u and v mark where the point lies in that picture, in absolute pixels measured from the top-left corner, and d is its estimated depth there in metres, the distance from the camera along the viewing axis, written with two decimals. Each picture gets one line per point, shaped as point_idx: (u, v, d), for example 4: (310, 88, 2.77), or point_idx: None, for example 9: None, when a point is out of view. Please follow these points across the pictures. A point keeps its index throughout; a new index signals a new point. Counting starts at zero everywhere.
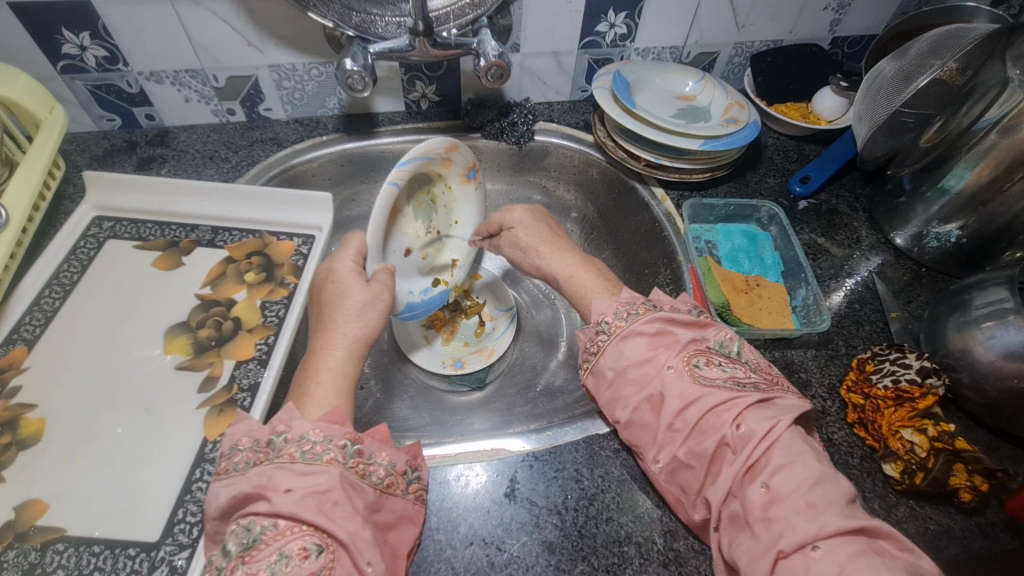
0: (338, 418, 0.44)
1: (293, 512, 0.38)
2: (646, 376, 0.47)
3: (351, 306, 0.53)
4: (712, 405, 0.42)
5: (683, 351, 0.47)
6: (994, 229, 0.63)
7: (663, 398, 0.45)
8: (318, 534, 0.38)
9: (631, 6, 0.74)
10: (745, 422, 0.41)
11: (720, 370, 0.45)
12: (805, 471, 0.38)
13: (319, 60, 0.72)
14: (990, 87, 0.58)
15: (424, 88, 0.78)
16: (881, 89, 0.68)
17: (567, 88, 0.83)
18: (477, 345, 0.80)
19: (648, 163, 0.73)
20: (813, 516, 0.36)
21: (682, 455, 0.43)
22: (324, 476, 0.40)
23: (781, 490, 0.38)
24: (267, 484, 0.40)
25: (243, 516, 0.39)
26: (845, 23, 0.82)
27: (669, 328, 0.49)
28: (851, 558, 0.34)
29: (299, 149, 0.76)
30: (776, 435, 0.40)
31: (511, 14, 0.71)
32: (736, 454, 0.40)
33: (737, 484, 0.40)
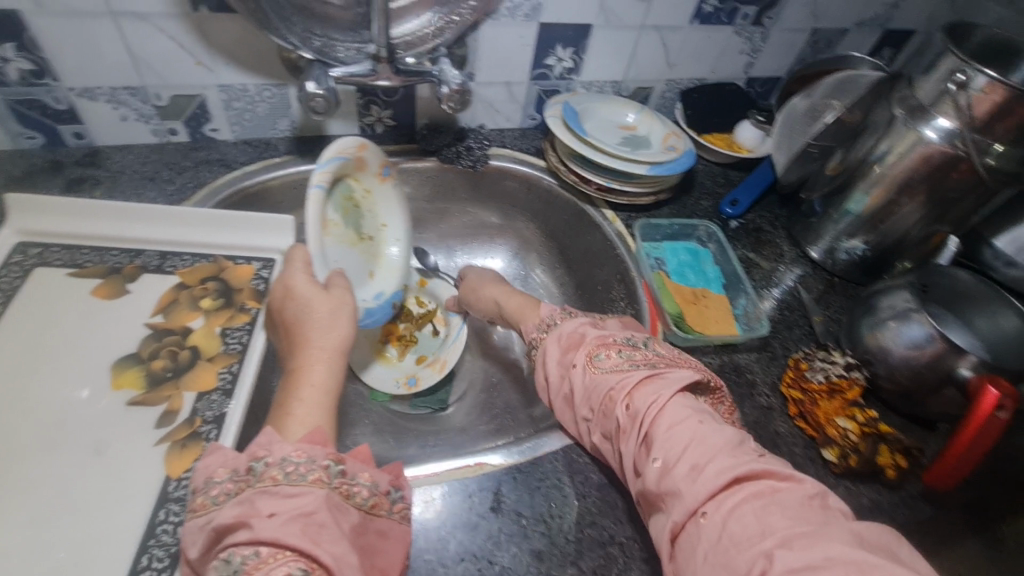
0: (319, 438, 0.43)
1: (275, 537, 0.36)
2: (563, 378, 0.51)
3: (317, 317, 0.52)
4: (607, 391, 0.46)
5: (586, 346, 0.51)
6: (890, 243, 0.73)
7: (574, 395, 0.50)
8: (303, 559, 0.36)
9: (577, 43, 0.80)
10: (632, 401, 0.44)
11: (618, 356, 0.49)
12: (684, 436, 0.40)
13: (272, 82, 0.70)
14: (880, 126, 0.68)
15: (379, 112, 0.78)
16: (794, 125, 0.79)
17: (517, 116, 0.87)
18: (432, 355, 0.82)
19: (599, 187, 0.79)
20: (691, 480, 0.38)
21: (601, 440, 0.47)
22: (309, 497, 0.39)
23: (666, 460, 0.40)
24: (250, 509, 0.38)
25: (222, 550, 0.37)
26: (757, 66, 0.94)
27: (581, 330, 0.53)
28: (731, 514, 0.35)
29: (250, 171, 0.73)
30: (658, 407, 0.43)
31: (467, 45, 0.75)
32: (630, 433, 0.43)
33: (639, 461, 0.42)
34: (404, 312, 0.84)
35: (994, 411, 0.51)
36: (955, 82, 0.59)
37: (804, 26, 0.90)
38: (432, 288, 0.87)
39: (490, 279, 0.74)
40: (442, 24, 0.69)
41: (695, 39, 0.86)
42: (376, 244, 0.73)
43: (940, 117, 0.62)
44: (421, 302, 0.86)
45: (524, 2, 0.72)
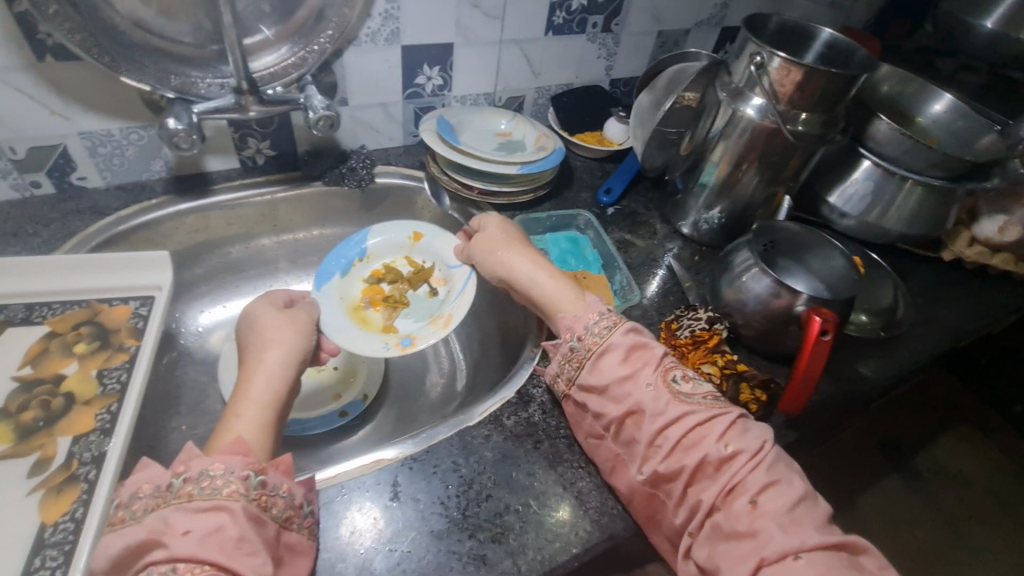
0: (240, 449, 0.45)
1: (190, 552, 0.37)
2: (626, 392, 0.53)
3: (270, 325, 0.59)
4: (693, 425, 0.50)
5: (659, 366, 0.54)
6: (741, 210, 0.83)
7: (643, 412, 0.52)
8: (221, 575, 0.37)
9: (443, 61, 0.85)
10: (731, 443, 0.49)
11: (696, 385, 0.53)
12: (789, 492, 0.46)
13: (138, 125, 0.71)
14: (713, 106, 0.76)
15: (257, 144, 0.80)
16: (642, 116, 0.86)
17: (399, 134, 0.91)
18: (430, 316, 0.73)
19: (480, 191, 0.84)
20: (793, 533, 0.43)
21: (661, 468, 0.50)
22: (222, 513, 0.40)
23: (766, 505, 0.45)
24: (161, 529, 0.39)
25: (139, 569, 0.38)
26: (616, 68, 1.03)
27: (643, 341, 0.55)
28: (828, 571, 0.41)
29: (124, 215, 0.73)
30: (759, 455, 0.48)
31: (334, 72, 0.78)
32: (720, 473, 0.48)
33: (722, 500, 0.47)
34: (392, 273, 0.77)
35: (820, 335, 0.59)
36: (755, 63, 0.68)
37: (649, 29, 1.00)
38: (430, 243, 0.80)
39: (516, 239, 0.68)
40: (303, 55, 0.73)
41: (554, 49, 0.94)
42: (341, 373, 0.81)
43: (755, 96, 0.71)
44: (413, 261, 0.79)
45: (382, 27, 0.77)
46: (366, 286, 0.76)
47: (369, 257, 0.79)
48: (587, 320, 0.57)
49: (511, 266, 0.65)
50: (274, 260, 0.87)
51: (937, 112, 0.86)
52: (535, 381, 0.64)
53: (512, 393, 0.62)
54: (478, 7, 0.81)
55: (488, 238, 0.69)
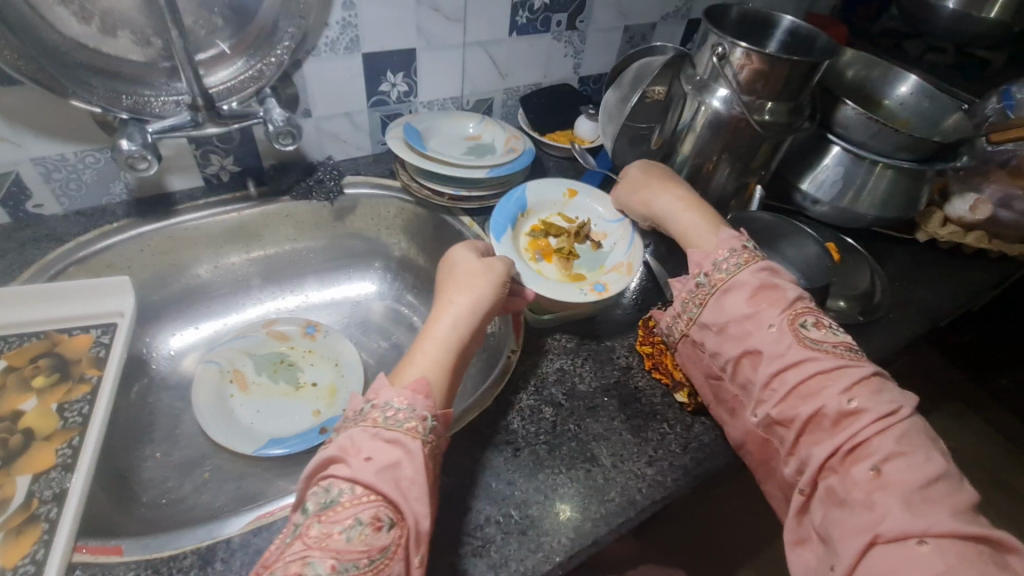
0: (421, 389, 0.50)
1: (370, 481, 0.43)
2: (746, 332, 0.56)
3: (460, 271, 0.60)
4: (814, 372, 0.51)
5: (787, 310, 0.56)
6: (714, 203, 0.83)
7: (762, 354, 0.54)
8: (389, 508, 0.43)
9: (406, 67, 0.84)
10: (856, 399, 0.49)
11: (828, 334, 0.54)
12: (919, 467, 0.45)
13: (93, 147, 0.69)
14: (681, 100, 0.76)
15: (221, 160, 0.78)
16: (610, 113, 0.85)
17: (367, 143, 0.90)
18: (604, 266, 0.73)
19: (450, 197, 0.82)
20: (922, 512, 0.43)
21: (775, 413, 0.52)
22: (398, 450, 0.45)
23: (891, 474, 0.45)
24: (348, 448, 0.45)
25: (323, 479, 0.44)
26: (584, 66, 1.03)
27: (774, 284, 0.57)
28: (957, 559, 0.40)
29: (85, 240, 0.71)
30: (890, 420, 0.48)
31: (294, 83, 0.77)
32: (841, 428, 0.49)
33: (841, 462, 0.48)
34: (556, 226, 0.76)
35: None
36: (717, 54, 0.68)
37: (615, 26, 1.00)
38: (581, 202, 0.81)
39: (660, 181, 0.72)
40: (259, 68, 0.70)
41: (519, 50, 0.93)
42: (320, 389, 0.78)
43: (720, 88, 0.71)
44: (568, 217, 0.79)
45: (340, 36, 0.75)
46: (531, 239, 0.75)
47: (529, 211, 0.78)
48: (717, 257, 0.61)
49: (653, 205, 0.71)
50: (246, 278, 0.85)
51: (903, 95, 0.86)
52: (513, 388, 0.63)
53: (490, 401, 0.61)
54: (438, 10, 0.80)
55: (631, 177, 0.74)
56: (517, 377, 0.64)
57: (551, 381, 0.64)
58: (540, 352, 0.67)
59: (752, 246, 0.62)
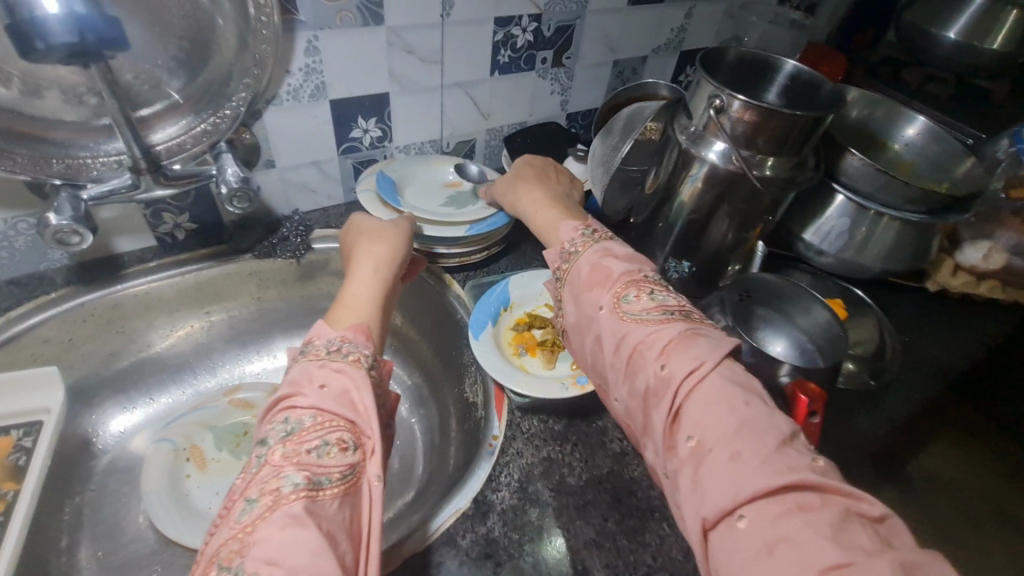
0: (360, 332, 0.51)
1: (332, 407, 0.43)
2: (588, 320, 0.53)
3: (367, 229, 0.64)
4: (637, 344, 0.48)
5: (615, 288, 0.53)
6: (712, 257, 0.77)
7: (601, 339, 0.51)
8: (351, 430, 0.43)
9: (379, 112, 0.78)
10: (669, 364, 0.45)
11: (648, 301, 0.51)
12: (725, 423, 0.41)
13: (25, 213, 0.62)
14: (676, 147, 0.70)
15: (175, 219, 0.71)
16: (600, 158, 0.81)
17: (339, 192, 0.83)
18: None
19: (427, 254, 0.76)
20: (733, 474, 0.38)
21: (626, 397, 0.48)
22: (350, 377, 0.46)
23: (706, 439, 0.41)
24: (299, 381, 0.45)
25: (279, 415, 0.43)
26: (572, 102, 0.97)
27: (603, 265, 0.55)
28: (769, 521, 0.35)
29: (16, 315, 0.63)
30: (698, 377, 0.44)
31: (255, 134, 0.70)
32: (662, 398, 0.45)
33: (669, 435, 0.43)
34: (540, 318, 0.68)
35: (808, 418, 0.52)
36: (714, 107, 0.62)
37: (604, 60, 0.94)
38: None
39: (526, 179, 0.71)
40: (212, 121, 0.64)
41: (502, 89, 0.87)
42: None
43: (716, 141, 0.65)
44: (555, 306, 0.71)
45: (304, 83, 0.69)
46: (515, 333, 0.67)
47: (512, 306, 0.70)
48: (563, 250, 0.59)
49: (517, 208, 0.70)
50: (206, 342, 0.78)
51: (911, 137, 0.81)
52: (494, 485, 0.56)
53: (468, 503, 0.54)
54: (412, 52, 0.74)
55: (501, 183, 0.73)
56: (499, 472, 0.57)
57: (536, 475, 0.57)
58: (526, 437, 0.61)
59: (594, 233, 0.60)
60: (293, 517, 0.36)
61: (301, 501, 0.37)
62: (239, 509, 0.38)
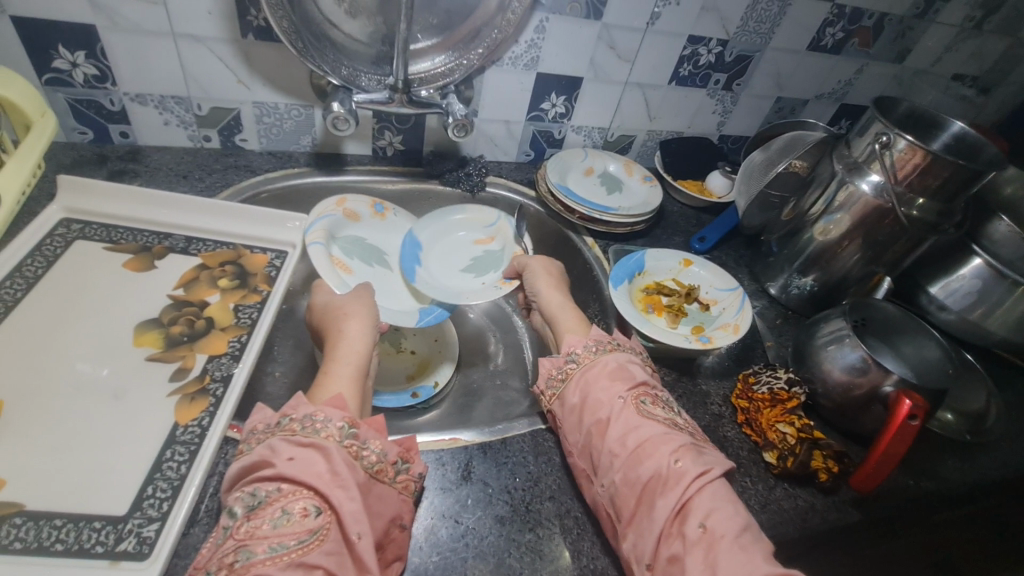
0: (339, 403, 0.50)
1: (296, 477, 0.44)
2: (601, 403, 0.54)
3: (352, 320, 0.64)
4: (650, 434, 0.50)
5: (633, 386, 0.55)
6: (835, 282, 0.83)
7: (610, 424, 0.53)
8: (316, 498, 0.44)
9: (570, 92, 0.92)
10: (682, 459, 0.49)
11: (661, 409, 0.54)
12: (732, 517, 0.45)
13: (300, 103, 0.81)
14: (826, 178, 0.78)
15: (391, 137, 0.89)
16: (752, 172, 0.88)
17: (514, 151, 0.98)
18: (711, 326, 0.74)
19: (581, 216, 0.88)
20: (748, 562, 0.42)
21: (620, 481, 0.49)
22: (321, 448, 0.46)
23: (716, 529, 0.44)
24: (267, 453, 0.46)
25: (247, 485, 0.44)
26: (729, 125, 1.07)
27: (626, 366, 0.58)
28: None
29: (271, 177, 0.82)
30: (708, 476, 0.47)
31: (473, 87, 0.86)
32: (670, 487, 0.47)
33: (671, 526, 0.45)
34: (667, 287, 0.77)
35: (908, 419, 0.58)
36: (879, 142, 0.70)
37: (769, 94, 1.03)
38: (696, 271, 0.81)
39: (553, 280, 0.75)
40: (453, 66, 0.79)
41: (673, 98, 0.98)
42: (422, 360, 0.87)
43: (873, 173, 0.72)
44: (681, 282, 0.80)
45: (524, 54, 0.84)
46: (644, 295, 0.77)
47: (645, 273, 0.79)
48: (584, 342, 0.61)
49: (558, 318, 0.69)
50: None
51: None
52: None
53: None
54: (614, 49, 0.88)
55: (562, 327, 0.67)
56: None
57: None
58: None
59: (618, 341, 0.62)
60: None
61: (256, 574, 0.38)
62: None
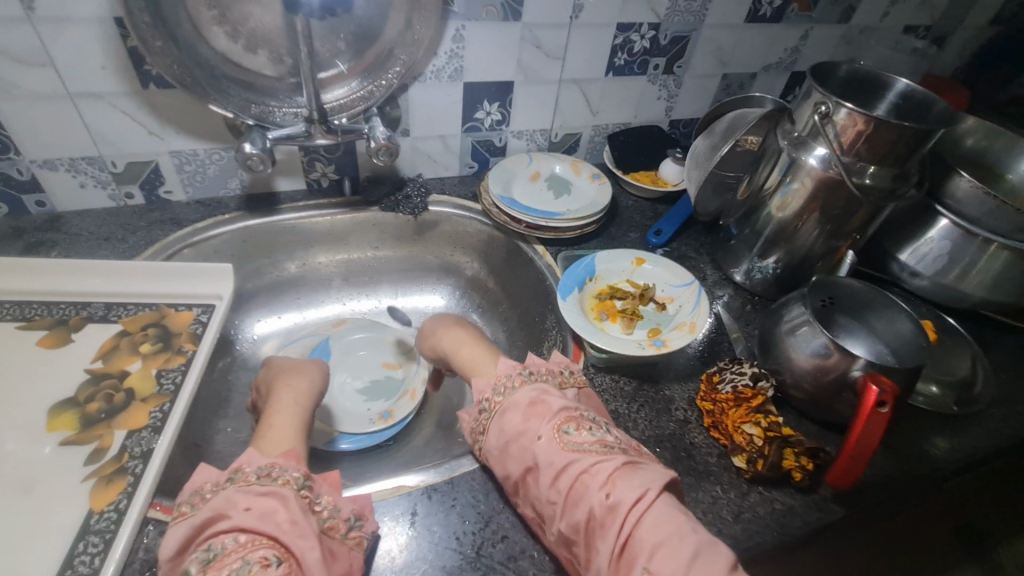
0: (293, 458, 0.49)
1: (253, 526, 0.42)
2: (525, 448, 0.50)
3: (294, 381, 0.63)
4: (578, 472, 0.46)
5: (554, 418, 0.50)
6: (798, 261, 0.79)
7: (539, 469, 0.48)
8: (276, 547, 0.41)
9: (502, 98, 0.88)
10: (614, 492, 0.44)
11: (588, 434, 0.49)
12: (680, 545, 0.40)
13: (219, 146, 0.78)
14: (773, 153, 0.74)
15: (323, 168, 0.85)
16: (699, 159, 0.84)
17: (456, 165, 0.95)
18: (668, 326, 0.70)
19: (528, 225, 0.84)
20: None
21: (564, 527, 0.45)
22: (277, 497, 0.44)
23: (660, 572, 0.39)
24: (224, 505, 0.43)
25: (203, 542, 0.41)
26: (677, 109, 1.03)
27: (543, 398, 0.53)
28: None
29: (200, 227, 0.79)
30: (644, 503, 0.43)
31: (399, 105, 0.83)
32: (607, 529, 0.43)
33: (621, 569, 0.41)
34: (620, 291, 0.74)
35: (876, 406, 0.54)
36: (819, 113, 0.66)
37: (713, 72, 0.99)
38: (649, 268, 0.77)
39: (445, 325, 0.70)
40: (370, 89, 0.77)
41: (613, 89, 0.94)
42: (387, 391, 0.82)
43: (818, 146, 0.68)
44: (635, 283, 0.76)
45: (446, 65, 0.81)
46: (597, 302, 0.73)
47: (597, 278, 0.76)
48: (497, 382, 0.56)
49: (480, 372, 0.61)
50: (330, 277, 0.92)
51: None
52: None
53: None
54: (540, 48, 0.84)
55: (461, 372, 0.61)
56: None
57: None
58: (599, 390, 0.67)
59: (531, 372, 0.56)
60: None
61: None
62: None
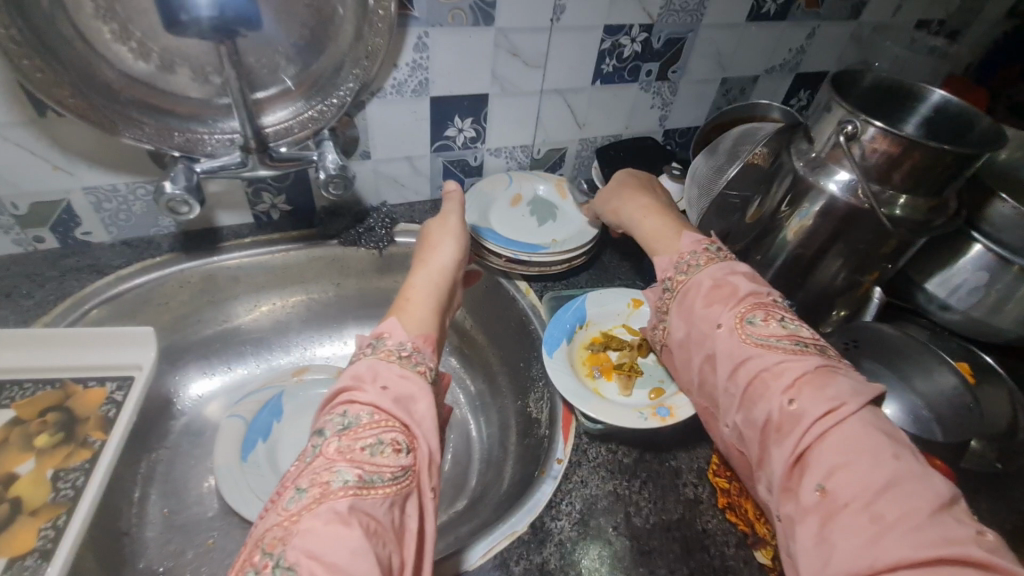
0: (428, 342, 0.52)
1: (389, 408, 0.44)
2: (702, 336, 0.51)
3: (441, 254, 0.63)
4: (758, 370, 0.45)
5: (737, 307, 0.50)
6: (816, 298, 0.70)
7: (716, 359, 0.49)
8: (403, 433, 0.43)
9: (476, 112, 0.77)
10: (798, 399, 0.42)
11: (778, 327, 0.47)
12: (859, 471, 0.37)
13: (144, 179, 0.66)
14: (787, 175, 0.64)
15: (272, 199, 0.74)
16: (700, 180, 0.75)
17: (426, 189, 0.84)
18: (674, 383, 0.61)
19: (507, 260, 0.74)
20: (870, 537, 0.34)
21: (740, 421, 0.45)
22: (415, 385, 0.46)
23: (839, 491, 0.37)
24: (363, 376, 0.46)
25: (339, 407, 0.44)
26: (672, 118, 0.93)
27: (728, 284, 0.52)
28: None
29: (123, 274, 0.67)
30: (840, 415, 0.40)
31: (355, 125, 0.71)
32: (785, 435, 0.41)
33: (791, 478, 0.40)
34: (616, 340, 0.64)
35: None
36: (844, 134, 0.56)
37: (712, 77, 0.89)
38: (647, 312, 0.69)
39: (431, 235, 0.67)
40: (320, 109, 0.65)
41: (601, 98, 0.84)
42: None
43: (840, 171, 0.58)
44: (632, 330, 0.67)
45: (409, 78, 0.70)
46: (589, 355, 0.64)
47: (588, 324, 0.66)
48: (680, 259, 0.57)
49: (622, 214, 0.67)
50: (287, 320, 0.81)
51: None
52: (555, 511, 0.53)
53: (525, 527, 0.51)
54: (517, 55, 0.73)
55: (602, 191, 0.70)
56: (561, 498, 0.54)
57: (599, 508, 0.53)
58: (593, 465, 0.57)
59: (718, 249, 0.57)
60: (338, 514, 0.36)
61: (348, 498, 0.37)
62: (289, 496, 0.38)
